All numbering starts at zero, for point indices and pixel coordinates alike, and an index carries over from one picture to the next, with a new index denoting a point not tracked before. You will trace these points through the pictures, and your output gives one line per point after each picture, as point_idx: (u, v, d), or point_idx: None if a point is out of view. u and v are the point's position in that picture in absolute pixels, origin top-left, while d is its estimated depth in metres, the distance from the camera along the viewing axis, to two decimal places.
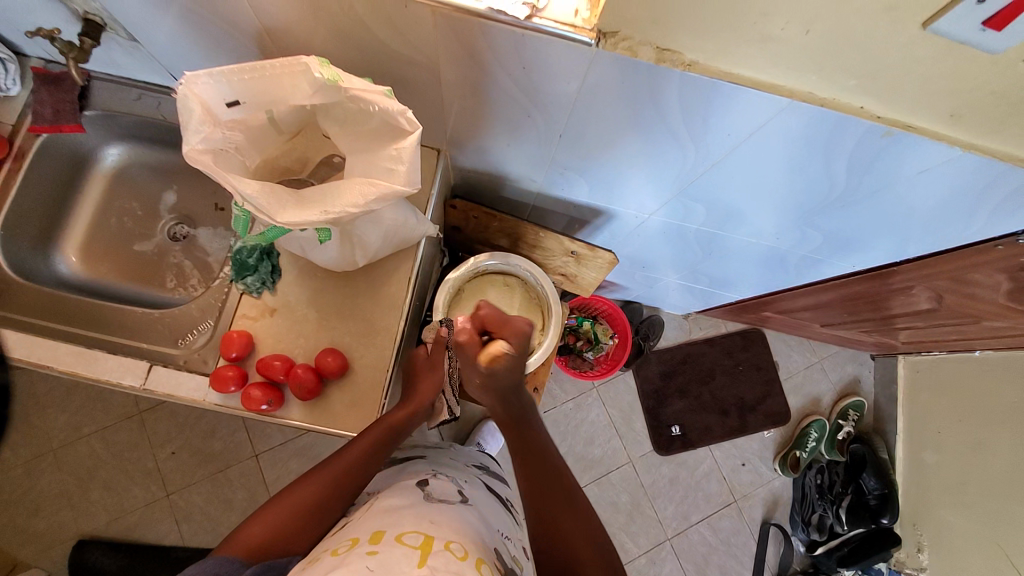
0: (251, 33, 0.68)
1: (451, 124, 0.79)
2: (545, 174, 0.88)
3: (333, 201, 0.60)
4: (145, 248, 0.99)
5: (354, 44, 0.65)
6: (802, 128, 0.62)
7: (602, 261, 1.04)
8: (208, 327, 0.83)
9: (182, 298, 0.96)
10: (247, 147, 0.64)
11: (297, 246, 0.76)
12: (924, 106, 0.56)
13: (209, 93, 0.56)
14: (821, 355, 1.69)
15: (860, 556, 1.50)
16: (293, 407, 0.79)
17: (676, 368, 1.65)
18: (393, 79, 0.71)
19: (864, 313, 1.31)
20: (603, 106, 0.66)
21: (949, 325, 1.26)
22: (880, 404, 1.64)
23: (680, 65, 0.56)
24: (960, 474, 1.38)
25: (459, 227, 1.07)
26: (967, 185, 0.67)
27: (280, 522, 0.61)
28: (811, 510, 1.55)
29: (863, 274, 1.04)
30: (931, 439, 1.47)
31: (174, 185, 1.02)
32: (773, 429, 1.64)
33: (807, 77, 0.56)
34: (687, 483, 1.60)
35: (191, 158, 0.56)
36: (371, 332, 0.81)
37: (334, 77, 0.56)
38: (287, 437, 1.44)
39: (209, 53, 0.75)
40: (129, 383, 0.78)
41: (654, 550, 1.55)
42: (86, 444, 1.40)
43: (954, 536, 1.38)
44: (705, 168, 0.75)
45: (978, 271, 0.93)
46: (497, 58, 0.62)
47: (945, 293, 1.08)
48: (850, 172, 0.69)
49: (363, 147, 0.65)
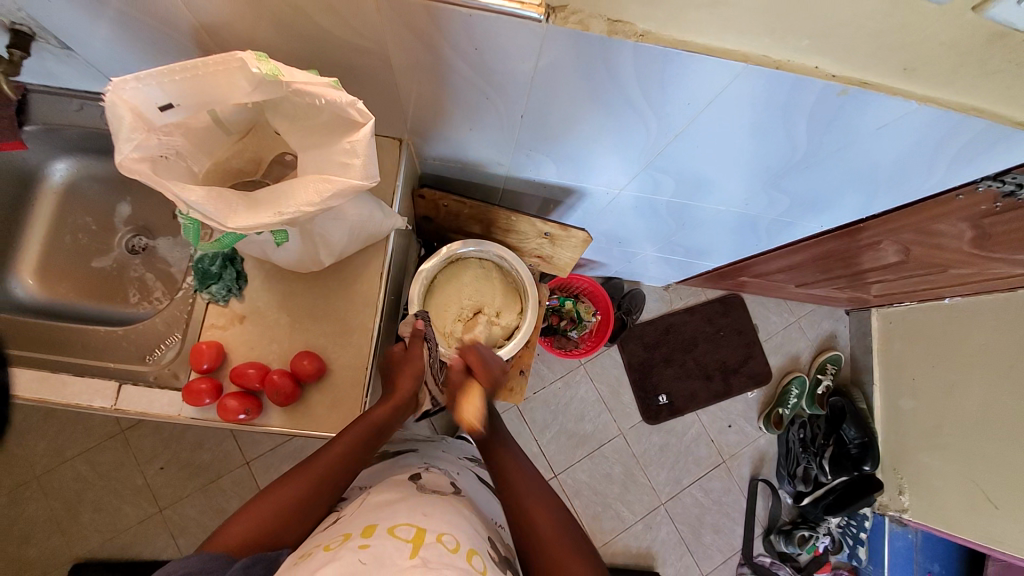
0: (186, 30, 0.65)
1: (410, 113, 0.77)
2: (510, 156, 0.86)
3: (287, 201, 0.58)
4: (104, 263, 0.95)
5: (297, 35, 0.63)
6: (761, 92, 0.62)
7: (576, 240, 1.04)
8: (176, 340, 0.80)
9: (146, 313, 0.93)
10: (191, 151, 0.61)
11: (259, 250, 0.73)
12: (877, 61, 0.56)
13: (140, 98, 0.53)
14: (798, 315, 1.73)
15: (846, 502, 1.53)
16: (272, 413, 0.78)
17: (659, 339, 1.68)
18: (343, 69, 0.68)
19: (836, 271, 1.33)
20: (560, 83, 0.65)
21: (917, 276, 1.29)
22: (857, 357, 1.69)
23: (632, 36, 0.55)
24: (934, 418, 1.44)
25: (430, 216, 1.05)
26: (925, 138, 0.68)
27: (264, 522, 0.61)
28: (796, 463, 1.60)
29: (833, 233, 1.06)
30: (906, 386, 1.53)
31: (128, 196, 0.98)
32: (757, 390, 1.69)
33: (760, 40, 0.55)
34: (678, 449, 1.64)
35: (125, 168, 0.53)
36: (346, 331, 0.80)
37: (275, 71, 0.54)
38: (277, 442, 1.43)
39: (145, 54, 0.71)
40: (99, 405, 0.76)
41: (650, 516, 1.59)
42: (69, 468, 1.37)
43: (932, 476, 1.44)
44: (669, 139, 0.75)
45: (941, 221, 0.96)
46: (447, 40, 0.59)
47: (912, 245, 1.11)
48: (811, 133, 0.70)
49: (316, 143, 0.63)
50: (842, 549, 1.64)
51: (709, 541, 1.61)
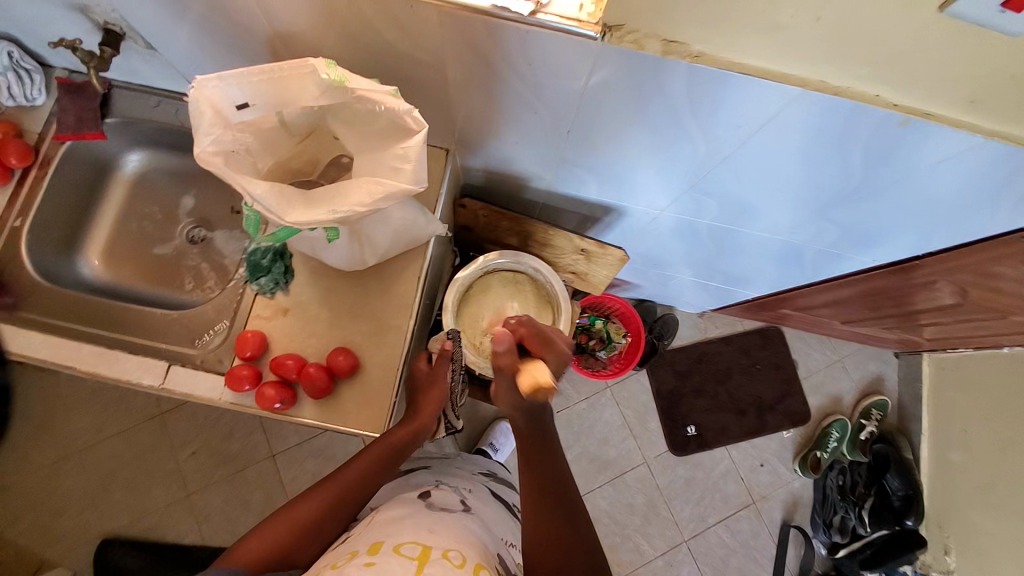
0: (262, 38, 0.70)
1: (460, 124, 0.80)
2: (553, 172, 0.88)
3: (340, 200, 0.61)
4: (164, 251, 1.02)
5: (361, 46, 0.66)
6: (816, 119, 0.61)
7: (613, 259, 1.04)
8: (223, 327, 0.85)
9: (199, 300, 0.99)
10: (258, 149, 0.65)
11: (308, 246, 0.77)
12: (940, 93, 0.55)
13: (220, 96, 0.57)
14: (842, 353, 1.65)
15: (884, 558, 1.46)
16: (305, 405, 0.80)
17: (691, 368, 1.63)
18: (401, 80, 0.72)
19: (886, 310, 1.27)
20: (609, 102, 0.66)
21: (976, 321, 1.22)
22: (906, 404, 1.60)
23: (687, 57, 0.55)
24: (990, 475, 1.33)
25: (469, 226, 1.07)
26: (989, 173, 0.65)
27: (280, 538, 0.61)
28: (833, 511, 1.51)
29: (884, 268, 1.01)
30: (957, 437, 1.43)
31: (192, 189, 1.05)
32: (793, 429, 1.61)
33: (818, 66, 0.54)
34: (704, 484, 1.57)
35: (201, 159, 0.57)
36: (381, 331, 0.82)
37: (341, 78, 0.57)
38: (304, 437, 1.47)
39: (221, 58, 0.77)
40: (148, 383, 0.80)
41: (671, 553, 1.53)
42: (110, 446, 1.44)
43: (985, 539, 1.33)
44: (716, 162, 0.74)
45: (1006, 263, 0.90)
46: (503, 55, 0.62)
47: (971, 287, 1.05)
48: (866, 163, 0.68)
49: (371, 148, 0.66)
50: None
51: None
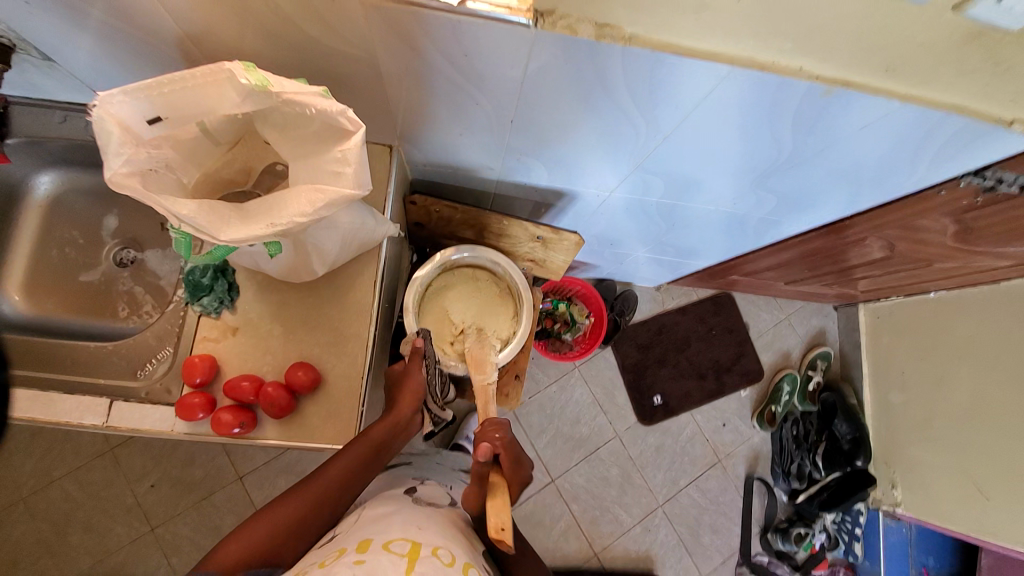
0: (174, 41, 0.64)
1: (400, 120, 0.77)
2: (502, 161, 0.87)
3: (279, 212, 0.58)
4: (91, 278, 0.94)
5: (286, 45, 0.62)
6: (748, 95, 0.63)
7: (569, 243, 1.04)
8: (168, 354, 0.79)
9: (136, 327, 0.92)
10: (180, 161, 0.61)
11: (251, 261, 0.73)
12: (857, 62, 0.58)
13: (126, 113, 0.52)
14: (788, 311, 1.76)
15: (840, 499, 1.54)
16: (267, 425, 0.77)
17: (652, 340, 1.69)
18: (333, 78, 0.68)
19: (825, 268, 1.35)
20: (549, 89, 0.65)
21: (903, 271, 1.32)
22: (847, 352, 1.72)
23: (620, 40, 0.56)
24: (924, 409, 1.46)
25: (421, 223, 1.05)
26: (907, 136, 0.69)
27: (263, 538, 0.61)
28: (790, 461, 1.62)
29: (820, 230, 1.07)
30: (895, 379, 1.55)
31: (114, 208, 0.97)
32: (750, 388, 1.70)
33: (744, 43, 0.56)
34: (674, 449, 1.65)
35: (114, 182, 0.52)
36: (340, 340, 0.79)
37: (264, 82, 0.54)
38: (271, 455, 1.41)
39: (129, 65, 0.71)
40: (91, 423, 0.75)
41: (649, 518, 1.60)
42: (58, 488, 1.34)
43: (924, 468, 1.46)
44: (659, 142, 0.76)
45: (925, 217, 0.97)
46: (437, 47, 0.60)
47: (897, 241, 1.13)
48: (796, 134, 0.71)
49: (306, 152, 0.62)
50: (838, 545, 1.65)
51: (707, 540, 1.61)
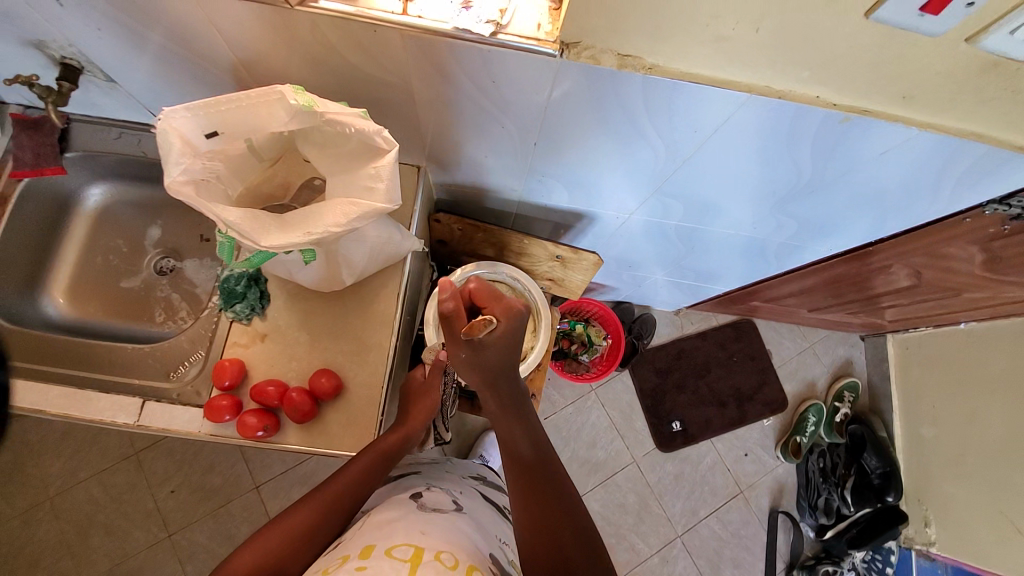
0: (226, 66, 0.70)
1: (429, 141, 0.81)
2: (524, 182, 0.90)
3: (315, 222, 0.61)
4: (132, 284, 0.99)
5: (328, 70, 0.67)
6: (765, 121, 0.65)
7: (587, 263, 1.06)
8: (199, 357, 0.83)
9: (172, 332, 0.96)
10: (228, 175, 0.65)
11: (284, 270, 0.77)
12: (873, 91, 0.59)
13: (187, 126, 0.57)
14: (812, 340, 1.72)
15: (869, 536, 1.48)
16: (289, 431, 0.79)
17: (670, 365, 1.67)
18: (369, 101, 0.73)
19: (849, 296, 1.33)
20: (572, 114, 0.68)
21: (931, 301, 1.29)
22: (874, 383, 1.67)
23: (641, 69, 0.59)
24: (957, 446, 1.40)
25: (444, 240, 1.08)
26: (927, 162, 0.70)
27: (276, 544, 0.61)
28: (817, 494, 1.55)
29: (842, 256, 1.06)
30: (926, 413, 1.49)
31: (158, 220, 1.03)
32: (772, 417, 1.66)
33: (761, 72, 0.58)
34: (693, 478, 1.60)
35: (172, 189, 0.57)
36: (363, 350, 0.82)
37: (310, 103, 0.58)
38: (288, 465, 1.43)
39: (185, 88, 0.77)
40: (122, 422, 0.78)
41: (666, 549, 1.55)
42: (83, 490, 1.38)
43: (959, 508, 1.39)
44: (677, 166, 0.78)
45: (951, 244, 0.96)
46: (467, 73, 0.64)
47: (923, 269, 1.11)
48: (814, 160, 0.72)
49: (342, 169, 0.66)
50: None
51: None
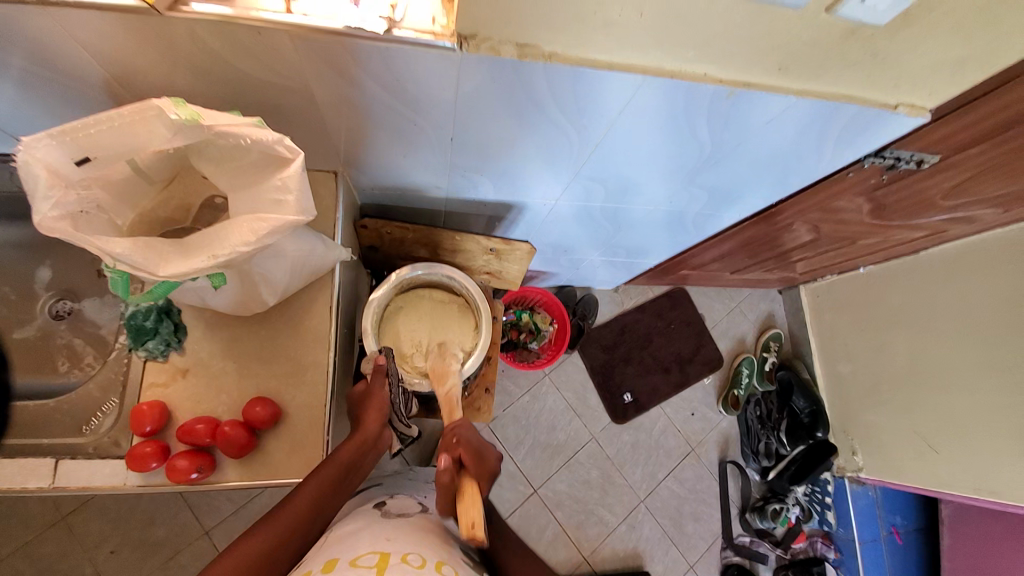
0: (98, 84, 0.64)
1: (341, 146, 0.78)
2: (447, 179, 0.89)
3: (220, 244, 0.58)
4: (25, 334, 0.89)
5: (216, 80, 0.63)
6: (663, 99, 0.68)
7: (521, 252, 1.06)
8: (113, 406, 0.76)
9: (78, 381, 0.87)
10: (112, 203, 0.60)
11: (196, 297, 0.71)
12: (755, 63, 0.64)
13: (52, 156, 0.52)
14: (739, 299, 1.85)
15: (807, 470, 1.62)
16: (227, 467, 0.74)
17: (616, 340, 1.73)
18: (268, 108, 0.69)
19: (764, 254, 1.44)
20: (482, 106, 0.68)
21: (833, 251, 1.42)
22: (795, 331, 1.82)
23: (540, 58, 0.59)
24: (870, 377, 1.57)
25: (375, 246, 1.05)
26: (810, 124, 0.76)
27: (235, 574, 0.58)
28: (758, 440, 1.69)
29: (752, 218, 1.15)
30: (841, 352, 1.66)
31: (46, 260, 0.92)
32: (713, 376, 1.77)
33: (653, 54, 0.61)
34: (649, 444, 1.68)
35: (42, 227, 0.51)
36: (299, 370, 0.78)
37: (194, 116, 0.53)
38: (239, 503, 1.35)
39: (55, 112, 0.69)
40: (35, 487, 0.70)
41: (632, 515, 1.62)
42: (4, 569, 1.24)
43: (879, 433, 1.56)
44: (591, 149, 0.80)
45: (842, 197, 1.06)
46: (368, 72, 0.62)
47: (821, 223, 1.22)
48: (713, 132, 0.77)
49: (243, 183, 0.63)
50: (812, 516, 1.72)
51: (690, 530, 1.65)
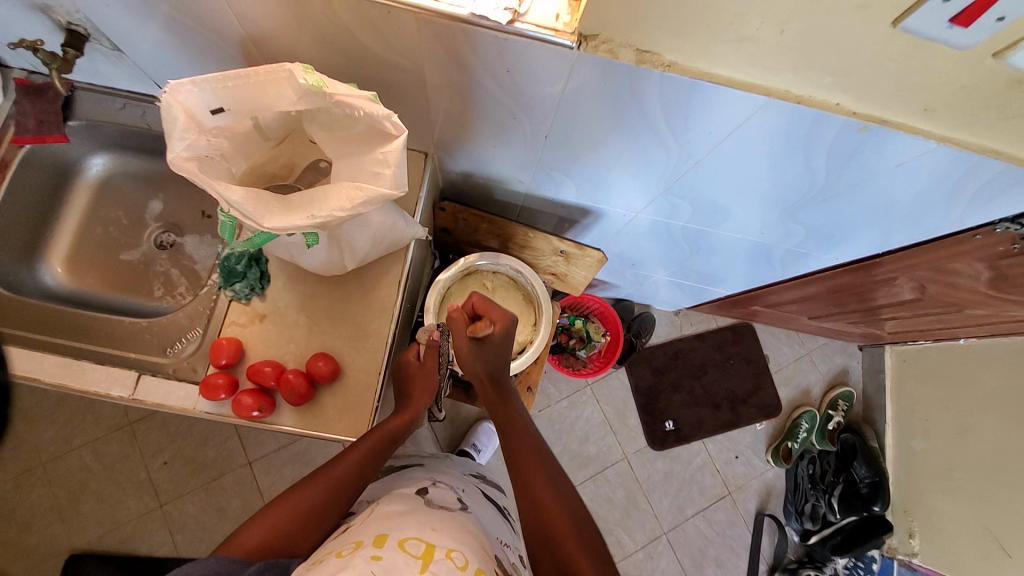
0: (234, 41, 0.69)
1: (437, 128, 0.80)
2: (531, 174, 0.89)
3: (320, 205, 0.61)
4: (132, 256, 0.98)
5: (338, 50, 0.66)
6: (780, 125, 0.63)
7: (591, 259, 1.04)
8: (197, 335, 0.83)
9: (169, 307, 0.96)
10: (232, 153, 0.64)
11: (286, 252, 0.76)
12: (898, 101, 0.58)
13: (193, 101, 0.56)
14: (809, 347, 1.72)
15: (854, 544, 1.50)
16: (285, 413, 0.79)
17: (668, 365, 1.67)
18: (379, 83, 0.71)
19: (850, 305, 1.33)
20: (586, 107, 0.67)
21: (932, 315, 1.28)
22: (869, 394, 1.67)
23: (660, 66, 0.58)
24: (948, 461, 1.41)
25: (448, 229, 1.07)
26: (942, 177, 0.69)
27: (283, 523, 0.62)
28: (804, 500, 1.57)
29: (847, 266, 1.06)
30: (918, 426, 1.50)
31: (160, 193, 1.02)
32: (765, 422, 1.66)
33: (783, 75, 0.57)
34: (682, 477, 1.61)
35: (175, 165, 0.56)
36: (362, 336, 0.81)
37: (320, 83, 0.56)
38: (282, 444, 1.44)
39: (192, 60, 0.75)
40: (118, 395, 0.77)
41: (652, 545, 1.56)
42: (76, 458, 1.39)
43: (944, 521, 1.40)
44: (687, 167, 0.77)
45: (958, 260, 0.95)
46: (481, 60, 0.62)
47: (927, 282, 1.10)
48: (829, 168, 0.71)
49: (348, 153, 0.65)
50: None
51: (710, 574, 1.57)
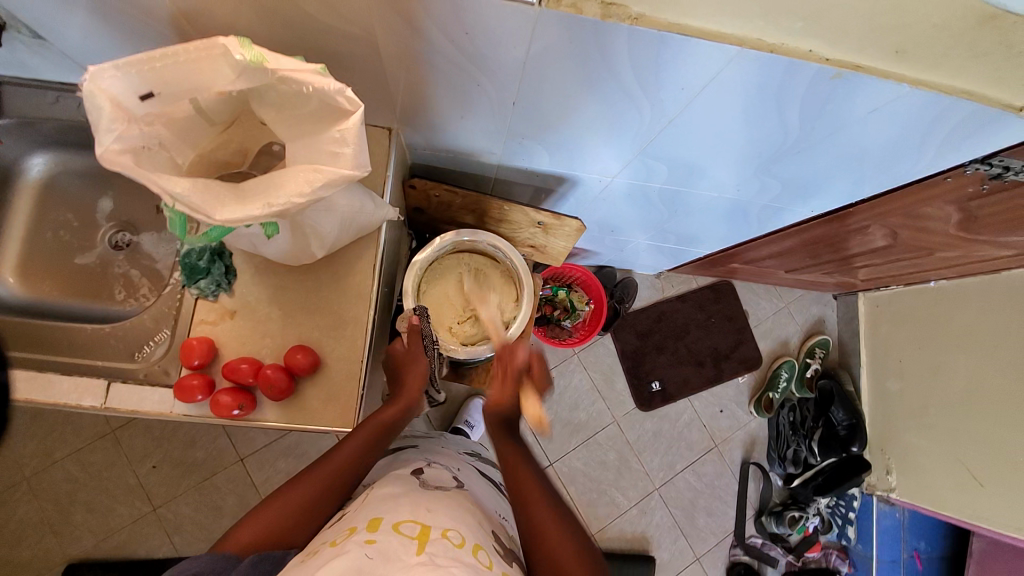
0: (165, 17, 0.63)
1: (400, 101, 0.76)
2: (503, 145, 0.86)
3: (277, 191, 0.57)
4: (87, 260, 0.93)
5: (282, 21, 0.61)
6: (756, 76, 0.61)
7: (570, 229, 1.03)
8: (165, 337, 0.78)
9: (134, 310, 0.91)
10: (174, 141, 0.60)
11: (248, 244, 0.72)
12: (870, 44, 0.57)
13: (117, 87, 0.51)
14: (788, 300, 1.76)
15: (835, 483, 1.57)
16: (267, 409, 0.77)
17: (651, 327, 1.69)
18: (331, 54, 0.67)
19: (826, 256, 1.35)
20: (553, 69, 0.63)
21: (905, 260, 1.31)
22: (846, 340, 1.72)
23: (626, 19, 0.55)
24: (920, 399, 1.47)
25: (421, 208, 1.04)
26: (913, 122, 0.68)
27: (277, 520, 0.62)
28: (786, 446, 1.63)
29: (822, 217, 1.06)
30: (892, 368, 1.56)
31: (109, 191, 0.95)
32: (748, 374, 1.71)
33: (755, 22, 0.55)
34: (671, 435, 1.66)
35: (105, 159, 0.51)
36: (340, 325, 0.79)
37: (260, 58, 0.52)
38: (272, 437, 1.42)
39: (122, 42, 0.69)
40: (89, 405, 0.74)
41: (645, 501, 1.62)
42: (58, 470, 1.35)
43: (917, 454, 1.48)
44: (661, 127, 0.75)
45: (928, 205, 0.96)
46: (439, 23, 0.58)
47: (899, 229, 1.12)
48: (804, 118, 0.70)
49: (304, 133, 0.61)
50: (832, 528, 1.67)
51: (702, 523, 1.63)
